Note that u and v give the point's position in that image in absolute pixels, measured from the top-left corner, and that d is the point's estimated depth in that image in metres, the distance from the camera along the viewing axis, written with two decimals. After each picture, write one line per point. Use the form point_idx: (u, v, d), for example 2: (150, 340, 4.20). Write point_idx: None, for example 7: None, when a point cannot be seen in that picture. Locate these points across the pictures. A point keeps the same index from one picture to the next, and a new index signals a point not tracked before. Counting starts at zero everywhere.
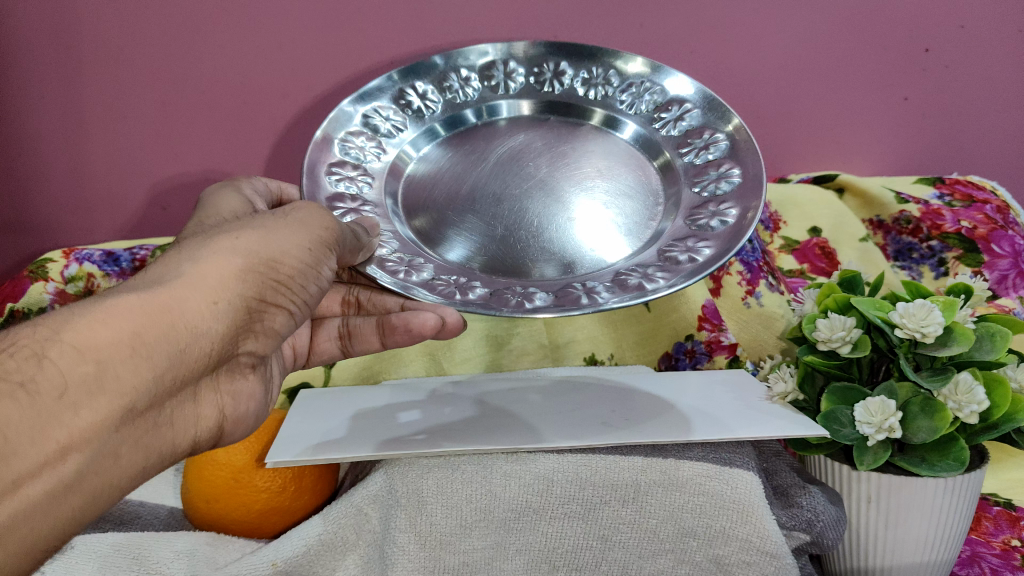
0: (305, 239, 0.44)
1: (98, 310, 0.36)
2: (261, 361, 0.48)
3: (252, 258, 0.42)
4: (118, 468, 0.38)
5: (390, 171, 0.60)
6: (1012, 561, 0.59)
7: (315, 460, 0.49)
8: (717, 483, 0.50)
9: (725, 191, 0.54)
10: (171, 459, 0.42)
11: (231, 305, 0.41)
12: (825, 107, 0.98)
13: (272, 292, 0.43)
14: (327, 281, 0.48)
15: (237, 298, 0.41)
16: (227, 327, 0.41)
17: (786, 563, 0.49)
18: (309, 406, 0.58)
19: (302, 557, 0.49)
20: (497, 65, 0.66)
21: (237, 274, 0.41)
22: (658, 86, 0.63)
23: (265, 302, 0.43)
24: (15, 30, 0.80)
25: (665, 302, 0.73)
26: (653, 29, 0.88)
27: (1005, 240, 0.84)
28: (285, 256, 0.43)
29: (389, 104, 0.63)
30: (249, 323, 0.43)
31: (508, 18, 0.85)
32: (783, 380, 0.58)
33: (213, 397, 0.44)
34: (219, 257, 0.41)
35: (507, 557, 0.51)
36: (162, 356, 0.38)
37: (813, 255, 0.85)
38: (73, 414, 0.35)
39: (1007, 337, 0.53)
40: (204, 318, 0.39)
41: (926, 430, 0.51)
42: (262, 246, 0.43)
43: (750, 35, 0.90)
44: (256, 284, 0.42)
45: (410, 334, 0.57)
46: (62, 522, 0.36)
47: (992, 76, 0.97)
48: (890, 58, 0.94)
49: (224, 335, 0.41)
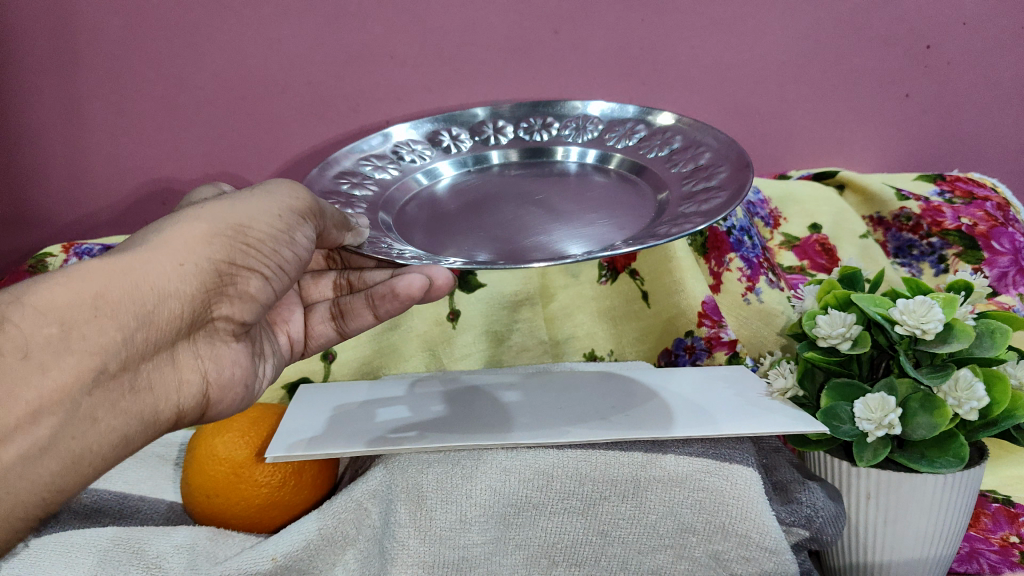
0: (271, 205, 0.46)
1: (62, 278, 0.39)
2: (244, 331, 0.48)
3: (216, 223, 0.43)
4: (95, 431, 0.39)
5: (378, 203, 0.58)
6: (1011, 557, 0.58)
7: (313, 455, 0.50)
8: (716, 479, 0.50)
9: (714, 185, 0.52)
10: (157, 426, 0.43)
11: (198, 267, 0.42)
12: (828, 104, 0.97)
13: (241, 255, 0.44)
14: (307, 250, 0.48)
15: (204, 261, 0.42)
16: (194, 288, 0.42)
17: (786, 559, 0.49)
18: (305, 404, 0.60)
19: (302, 552, 0.49)
20: (486, 123, 0.67)
21: (201, 239, 0.43)
22: (643, 125, 0.64)
23: (236, 266, 0.44)
24: (23, 22, 0.81)
25: (666, 298, 0.73)
26: (655, 25, 0.89)
27: (1005, 236, 0.85)
28: (251, 222, 0.45)
29: (380, 156, 0.63)
30: (221, 289, 0.44)
31: (512, 15, 0.86)
32: (782, 377, 0.58)
33: (195, 363, 0.45)
34: (183, 224, 0.43)
35: (506, 551, 0.51)
36: (126, 315, 0.39)
37: (813, 252, 0.85)
38: (40, 374, 0.37)
39: (1008, 334, 0.53)
40: (167, 280, 0.41)
41: (926, 426, 0.51)
42: (227, 213, 0.44)
43: (752, 31, 0.90)
44: (221, 247, 0.43)
45: (400, 300, 0.56)
46: (43, 483, 0.38)
47: (994, 74, 0.97)
48: (892, 54, 0.94)
49: (192, 297, 0.42)
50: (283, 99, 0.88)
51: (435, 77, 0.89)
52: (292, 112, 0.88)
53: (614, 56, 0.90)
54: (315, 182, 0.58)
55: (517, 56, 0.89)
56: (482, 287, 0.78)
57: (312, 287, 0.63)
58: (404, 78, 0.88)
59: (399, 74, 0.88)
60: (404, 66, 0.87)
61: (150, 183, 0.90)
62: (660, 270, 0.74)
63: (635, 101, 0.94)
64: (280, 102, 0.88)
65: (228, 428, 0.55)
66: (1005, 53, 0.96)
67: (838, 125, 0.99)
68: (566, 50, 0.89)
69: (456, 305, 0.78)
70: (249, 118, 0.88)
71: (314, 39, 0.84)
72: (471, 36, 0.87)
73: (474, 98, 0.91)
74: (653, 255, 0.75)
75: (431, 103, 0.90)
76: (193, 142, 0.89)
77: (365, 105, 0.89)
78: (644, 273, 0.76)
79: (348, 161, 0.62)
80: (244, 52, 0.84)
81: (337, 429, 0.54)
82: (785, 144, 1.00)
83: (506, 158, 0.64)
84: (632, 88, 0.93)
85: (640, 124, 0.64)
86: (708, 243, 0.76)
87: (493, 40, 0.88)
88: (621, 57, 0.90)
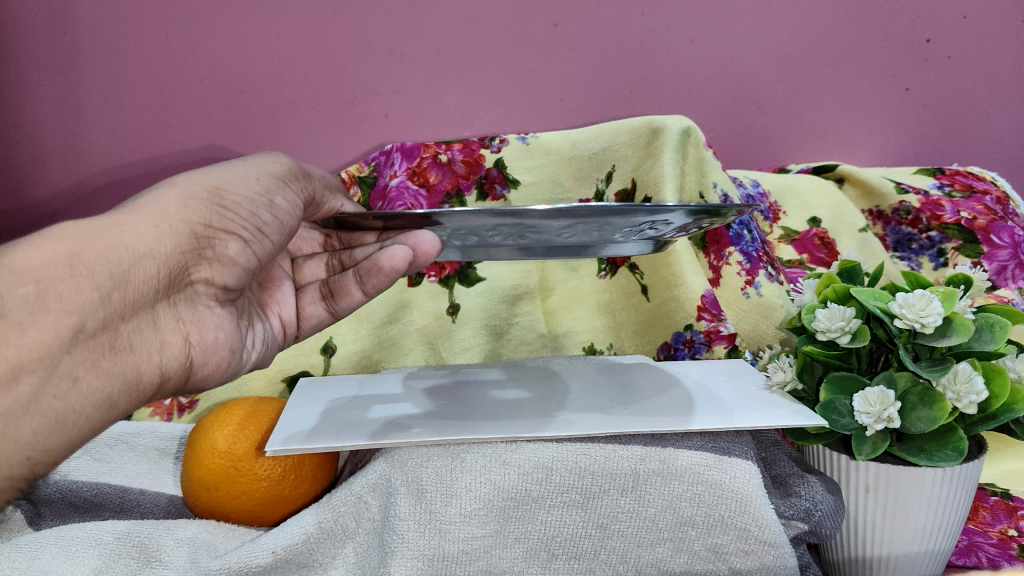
0: (252, 170, 0.48)
1: (37, 242, 0.40)
2: (225, 295, 0.49)
3: (192, 189, 0.45)
4: (78, 393, 0.40)
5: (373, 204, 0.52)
6: (1009, 550, 0.58)
7: (307, 450, 0.49)
8: (716, 472, 0.50)
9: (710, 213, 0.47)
10: (139, 389, 0.44)
11: (176, 227, 0.43)
12: (829, 99, 0.98)
13: (219, 218, 0.45)
14: (284, 214, 0.50)
15: (181, 223, 0.43)
16: (172, 247, 0.43)
17: (784, 551, 0.49)
18: (306, 398, 0.60)
19: (302, 546, 0.50)
20: None
21: (178, 203, 0.44)
22: None
23: (213, 229, 0.45)
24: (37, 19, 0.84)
25: (665, 291, 0.72)
26: (654, 18, 0.89)
27: (1005, 231, 0.85)
28: (230, 184, 0.46)
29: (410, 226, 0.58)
30: (200, 253, 0.45)
31: (515, 9, 0.87)
32: (781, 370, 0.58)
33: (175, 325, 0.46)
34: (161, 191, 0.44)
35: (506, 545, 0.51)
36: (102, 274, 0.40)
37: (812, 245, 0.85)
38: (19, 332, 0.37)
39: (1007, 328, 0.53)
40: (143, 240, 0.42)
41: (925, 420, 0.51)
42: (208, 180, 0.46)
43: (751, 24, 0.91)
44: (199, 210, 0.44)
45: (387, 274, 0.53)
46: (24, 445, 0.38)
47: (995, 68, 0.98)
48: (892, 49, 0.95)
49: (169, 258, 0.43)
50: (285, 92, 0.89)
51: (435, 71, 0.89)
52: (292, 106, 0.90)
53: (614, 49, 0.90)
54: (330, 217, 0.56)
55: (517, 50, 0.89)
56: (481, 281, 0.78)
57: (304, 268, 0.63)
58: (405, 72, 0.89)
59: (399, 67, 0.89)
60: (405, 59, 0.88)
61: (154, 177, 0.92)
62: (659, 263, 0.74)
63: (635, 94, 0.94)
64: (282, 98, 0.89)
65: (227, 424, 0.55)
66: (1004, 48, 0.97)
67: (838, 119, 1.00)
68: (567, 43, 0.89)
69: (456, 299, 0.78)
70: (252, 111, 0.90)
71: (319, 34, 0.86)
72: (472, 30, 0.88)
73: (475, 92, 0.91)
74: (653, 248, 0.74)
75: (431, 97, 0.91)
76: (195, 137, 0.91)
77: (364, 99, 0.90)
78: (643, 267, 0.76)
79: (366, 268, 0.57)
80: (249, 48, 0.87)
81: (329, 426, 0.53)
82: (785, 137, 1.00)
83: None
84: (632, 82, 0.93)
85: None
86: (708, 237, 0.76)
87: (494, 34, 0.88)
88: (621, 50, 0.90)
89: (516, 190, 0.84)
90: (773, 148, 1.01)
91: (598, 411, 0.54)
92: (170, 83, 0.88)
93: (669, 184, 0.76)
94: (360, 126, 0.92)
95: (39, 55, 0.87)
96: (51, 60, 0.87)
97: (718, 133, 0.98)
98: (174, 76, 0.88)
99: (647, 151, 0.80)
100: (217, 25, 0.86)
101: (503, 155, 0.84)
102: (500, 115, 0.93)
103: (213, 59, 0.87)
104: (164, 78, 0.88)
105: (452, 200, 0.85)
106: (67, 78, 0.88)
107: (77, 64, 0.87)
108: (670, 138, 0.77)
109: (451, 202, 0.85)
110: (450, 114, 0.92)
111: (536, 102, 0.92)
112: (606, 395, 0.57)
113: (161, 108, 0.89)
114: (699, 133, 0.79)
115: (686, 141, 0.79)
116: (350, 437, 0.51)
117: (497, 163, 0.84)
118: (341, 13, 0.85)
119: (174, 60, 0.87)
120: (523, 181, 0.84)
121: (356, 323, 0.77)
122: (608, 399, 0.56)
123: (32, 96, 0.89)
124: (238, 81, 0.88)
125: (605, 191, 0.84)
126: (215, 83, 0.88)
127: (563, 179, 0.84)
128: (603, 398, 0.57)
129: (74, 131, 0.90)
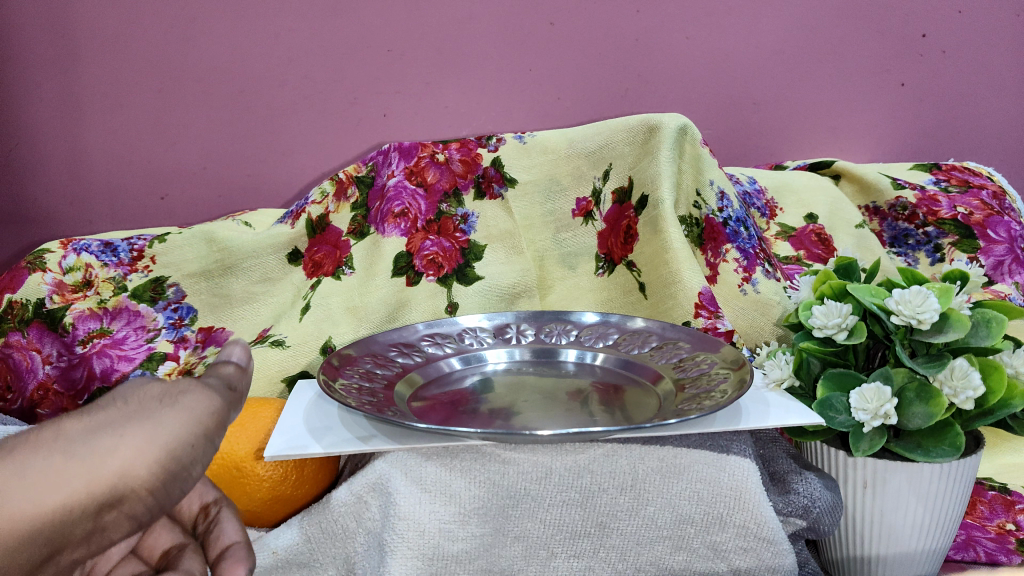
0: (209, 420, 0.30)
1: None
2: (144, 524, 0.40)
3: (112, 411, 0.27)
4: None
5: (432, 381, 0.58)
6: (1007, 544, 0.59)
7: (298, 455, 0.47)
8: (715, 470, 0.51)
9: (701, 378, 0.54)
10: None
11: (172, 457, 0.28)
12: (823, 93, 1.01)
13: (205, 446, 0.29)
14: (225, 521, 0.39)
15: (175, 453, 0.28)
16: (156, 484, 0.28)
17: (782, 548, 0.50)
18: (300, 394, 0.58)
19: (303, 547, 0.51)
20: (509, 326, 0.66)
21: (147, 424, 0.27)
22: (614, 326, 0.64)
23: (191, 460, 0.29)
24: (64, 21, 0.89)
25: (663, 289, 0.72)
26: (650, 17, 0.94)
27: (1001, 225, 0.86)
28: (181, 446, 0.28)
29: (425, 332, 0.64)
30: (94, 515, 0.26)
31: (521, 9, 0.92)
32: (778, 368, 0.57)
33: None
34: (138, 439, 0.27)
35: (505, 544, 0.51)
36: None
37: (809, 242, 0.84)
38: None
39: (1004, 324, 0.53)
40: (80, 479, 0.25)
41: (921, 416, 0.51)
42: (108, 400, 0.28)
43: (745, 20, 0.96)
44: (190, 433, 0.28)
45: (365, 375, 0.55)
46: None
47: (988, 64, 1.02)
48: (886, 44, 1.00)
49: (99, 543, 0.28)
50: (284, 93, 0.93)
51: (433, 71, 0.93)
52: (291, 105, 0.93)
53: (610, 46, 0.95)
54: (376, 339, 0.61)
55: (512, 49, 0.94)
56: (480, 280, 0.79)
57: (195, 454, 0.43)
58: (402, 71, 0.93)
59: (395, 67, 0.93)
60: (402, 59, 0.92)
61: (159, 174, 0.95)
62: (657, 261, 0.74)
63: (632, 92, 0.97)
64: (291, 96, 0.93)
65: (228, 424, 0.55)
66: (982, 44, 1.01)
67: (834, 115, 1.02)
68: (569, 41, 0.94)
69: (455, 297, 0.77)
70: (251, 111, 0.93)
71: (333, 33, 0.91)
72: (470, 29, 0.92)
73: (472, 91, 0.95)
74: (651, 246, 0.75)
75: (428, 96, 0.94)
76: (200, 134, 0.93)
77: (361, 99, 0.94)
78: (641, 264, 0.76)
79: (376, 346, 0.60)
80: (262, 48, 0.91)
81: (320, 428, 0.51)
82: (780, 132, 1.02)
83: (515, 357, 0.62)
84: (629, 80, 0.97)
85: (654, 335, 0.62)
86: (705, 234, 0.76)
87: (491, 33, 0.93)
88: (615, 46, 0.95)
89: (514, 189, 0.83)
90: (767, 143, 1.02)
91: (564, 410, 0.53)
92: (174, 84, 0.91)
93: (666, 181, 0.75)
94: (359, 126, 0.95)
95: (46, 59, 0.90)
96: (57, 63, 0.90)
97: (712, 130, 1.00)
98: (179, 77, 0.91)
99: (645, 148, 0.79)
100: (222, 29, 0.90)
101: (501, 154, 0.84)
102: (500, 113, 0.96)
103: (217, 61, 0.91)
104: (167, 79, 0.91)
105: (449, 199, 0.84)
106: (71, 80, 0.91)
107: (82, 68, 0.90)
108: (667, 135, 0.77)
109: (449, 202, 0.84)
110: (447, 114, 0.95)
111: (537, 99, 0.96)
112: (571, 387, 0.57)
113: (162, 108, 0.92)
114: (695, 130, 0.79)
115: (683, 139, 0.79)
116: (339, 445, 0.48)
117: (495, 162, 0.84)
118: (342, 16, 0.90)
119: (178, 62, 0.91)
120: (521, 179, 0.84)
121: (356, 323, 0.77)
122: (567, 393, 0.56)
123: (36, 98, 0.91)
124: (239, 82, 0.92)
125: (603, 189, 0.82)
126: (215, 83, 0.92)
127: (560, 177, 0.84)
128: (560, 395, 0.56)
129: (76, 132, 0.92)
